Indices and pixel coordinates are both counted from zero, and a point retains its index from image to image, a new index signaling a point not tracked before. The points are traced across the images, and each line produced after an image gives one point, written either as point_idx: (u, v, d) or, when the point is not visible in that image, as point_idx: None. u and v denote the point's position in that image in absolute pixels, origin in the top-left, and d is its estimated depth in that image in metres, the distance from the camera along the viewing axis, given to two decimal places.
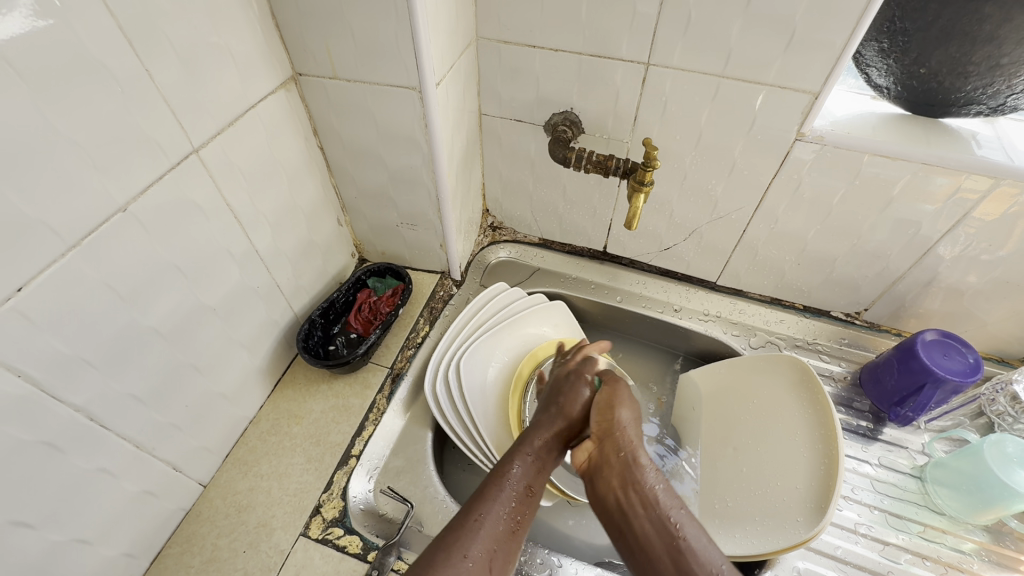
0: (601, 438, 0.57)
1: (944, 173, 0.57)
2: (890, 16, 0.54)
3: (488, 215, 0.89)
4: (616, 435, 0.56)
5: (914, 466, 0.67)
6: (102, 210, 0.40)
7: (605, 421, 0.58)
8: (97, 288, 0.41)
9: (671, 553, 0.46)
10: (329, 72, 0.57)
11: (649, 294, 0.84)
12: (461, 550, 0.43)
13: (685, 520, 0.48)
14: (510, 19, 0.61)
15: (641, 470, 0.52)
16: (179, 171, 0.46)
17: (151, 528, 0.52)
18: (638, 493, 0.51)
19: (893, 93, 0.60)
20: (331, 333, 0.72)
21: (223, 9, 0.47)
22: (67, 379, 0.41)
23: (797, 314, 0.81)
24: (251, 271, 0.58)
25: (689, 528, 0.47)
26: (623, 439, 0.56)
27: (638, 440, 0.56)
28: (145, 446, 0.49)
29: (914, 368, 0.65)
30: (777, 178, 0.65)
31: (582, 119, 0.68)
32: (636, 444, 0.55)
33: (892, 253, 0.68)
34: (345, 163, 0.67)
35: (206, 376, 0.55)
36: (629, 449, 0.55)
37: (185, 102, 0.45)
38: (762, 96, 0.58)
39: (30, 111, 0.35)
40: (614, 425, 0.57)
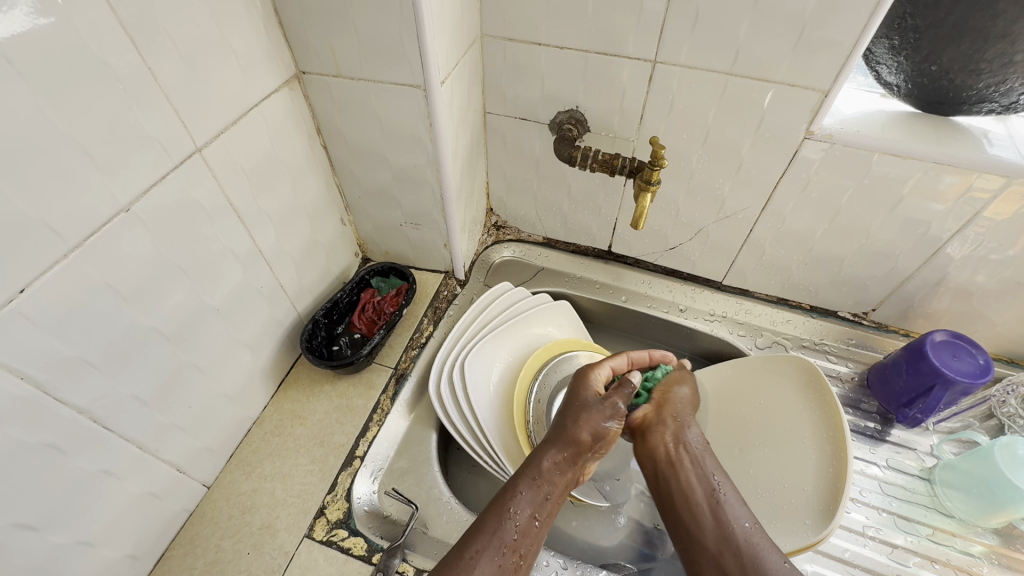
0: (657, 404, 0.59)
1: (955, 172, 0.57)
2: (901, 13, 0.54)
3: (492, 215, 0.89)
4: (673, 403, 0.59)
5: (923, 467, 0.67)
6: (105, 210, 0.40)
7: (663, 393, 0.60)
8: (99, 289, 0.41)
9: (712, 511, 0.49)
10: (332, 70, 0.56)
11: (655, 294, 0.83)
12: (501, 541, 0.45)
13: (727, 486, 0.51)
14: (515, 17, 0.61)
15: (691, 432, 0.56)
16: (181, 170, 0.45)
17: (154, 529, 0.52)
18: (680, 462, 0.53)
19: (903, 91, 0.60)
20: (334, 333, 0.71)
21: (226, 6, 0.46)
22: (69, 381, 0.40)
23: (804, 314, 0.80)
24: (255, 271, 0.58)
25: (730, 489, 0.50)
26: (679, 408, 0.58)
27: (688, 411, 0.58)
28: (148, 448, 0.49)
29: (923, 369, 0.64)
30: (784, 177, 0.64)
31: (588, 118, 0.68)
32: (684, 412, 0.58)
33: (901, 253, 0.67)
34: (349, 162, 0.66)
35: (209, 377, 0.54)
36: (682, 411, 0.58)
37: (187, 100, 0.44)
38: (770, 94, 0.57)
39: (32, 110, 0.34)
40: (667, 398, 0.60)
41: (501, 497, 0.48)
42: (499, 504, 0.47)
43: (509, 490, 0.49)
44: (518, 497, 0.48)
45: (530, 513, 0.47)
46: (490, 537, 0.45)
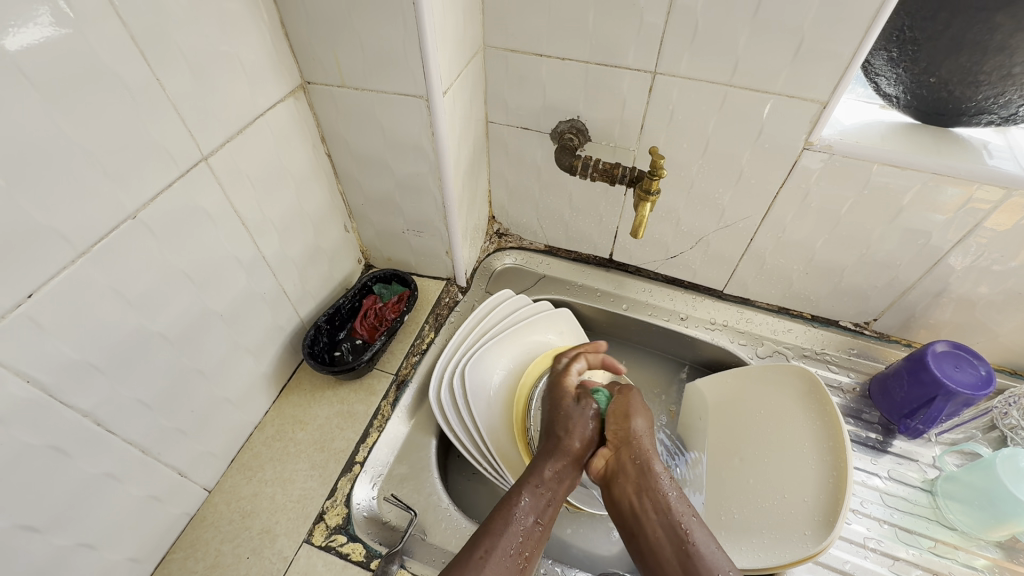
0: (616, 446, 0.59)
1: (955, 183, 0.57)
2: (899, 25, 0.54)
3: (494, 222, 0.89)
4: (631, 443, 0.58)
5: (925, 479, 0.66)
6: (112, 217, 0.41)
7: (621, 430, 0.60)
8: (105, 294, 0.41)
9: (681, 563, 0.48)
10: (337, 80, 0.57)
11: (655, 302, 0.83)
12: (507, 546, 0.47)
13: (700, 528, 0.51)
14: (518, 28, 0.62)
15: (655, 478, 0.55)
16: (188, 178, 0.46)
17: (156, 533, 0.53)
18: (653, 496, 0.54)
19: (903, 102, 0.60)
20: (336, 339, 0.72)
21: (234, 18, 0.47)
22: (73, 385, 0.41)
23: (805, 324, 0.80)
24: (258, 277, 0.58)
25: (700, 535, 0.50)
26: (637, 447, 0.58)
27: (654, 450, 0.58)
28: (150, 451, 0.49)
29: (925, 380, 0.64)
30: (784, 187, 0.65)
31: (589, 127, 0.68)
32: (651, 453, 0.57)
33: (902, 263, 0.67)
34: (353, 170, 0.67)
35: (211, 381, 0.55)
36: (637, 445, 0.58)
37: (195, 110, 0.45)
38: (769, 105, 0.58)
39: (43, 118, 0.35)
40: (636, 434, 0.59)
41: (508, 498, 0.52)
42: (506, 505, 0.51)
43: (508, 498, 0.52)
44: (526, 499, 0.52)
45: (534, 518, 0.51)
46: (506, 526, 0.49)
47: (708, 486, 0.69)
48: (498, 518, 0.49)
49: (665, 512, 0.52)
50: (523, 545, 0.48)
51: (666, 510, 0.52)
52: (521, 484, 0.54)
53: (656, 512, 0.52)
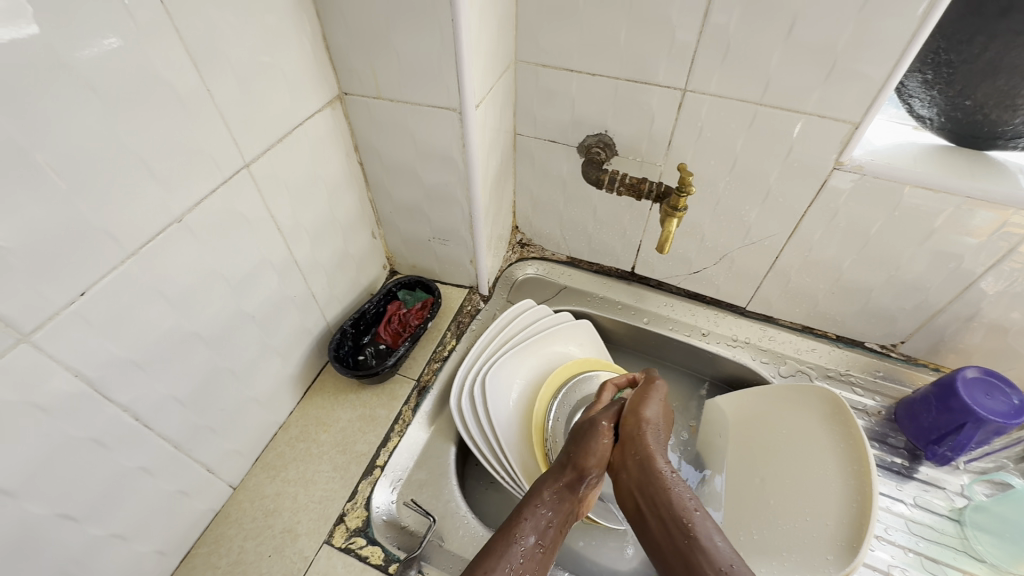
0: (624, 442, 0.57)
1: (989, 207, 0.56)
2: (935, 48, 0.54)
3: (517, 232, 0.90)
4: (635, 438, 0.56)
5: (952, 508, 0.65)
6: (160, 221, 0.42)
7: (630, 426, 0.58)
8: (150, 293, 0.43)
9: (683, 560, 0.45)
10: (373, 92, 0.59)
11: (677, 317, 0.83)
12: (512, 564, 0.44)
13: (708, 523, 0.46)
14: (550, 44, 0.63)
15: (657, 472, 0.51)
16: (230, 184, 0.48)
17: (182, 527, 0.54)
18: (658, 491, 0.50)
19: (936, 124, 0.59)
20: (360, 343, 0.73)
21: (279, 31, 0.49)
22: (115, 380, 0.42)
23: (829, 344, 0.79)
24: (290, 280, 0.60)
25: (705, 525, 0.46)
26: (639, 443, 0.55)
27: (657, 446, 0.55)
28: (182, 447, 0.51)
29: (954, 406, 0.63)
30: (813, 207, 0.64)
31: (616, 141, 0.69)
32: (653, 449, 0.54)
33: (932, 286, 0.66)
34: (383, 178, 0.69)
35: (241, 380, 0.56)
36: (641, 440, 0.55)
37: (239, 118, 0.47)
38: (800, 124, 0.58)
39: (102, 125, 0.37)
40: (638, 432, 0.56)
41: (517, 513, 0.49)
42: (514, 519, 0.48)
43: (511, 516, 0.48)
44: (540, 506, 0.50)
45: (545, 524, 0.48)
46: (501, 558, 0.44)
47: (727, 506, 0.68)
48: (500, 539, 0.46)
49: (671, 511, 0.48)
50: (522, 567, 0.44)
51: (670, 506, 0.48)
52: (521, 508, 0.50)
53: (658, 510, 0.49)
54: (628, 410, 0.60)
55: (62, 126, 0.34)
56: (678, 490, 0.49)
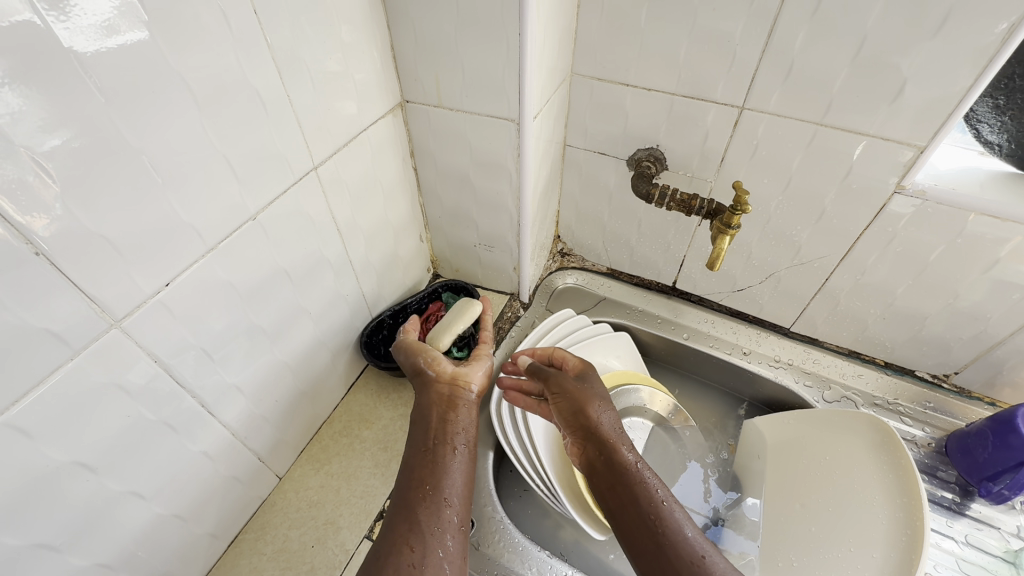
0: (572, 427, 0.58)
1: None
2: (1010, 73, 0.53)
3: (559, 242, 0.91)
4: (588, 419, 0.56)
5: (1007, 549, 0.62)
6: (237, 218, 0.45)
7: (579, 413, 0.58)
8: (224, 286, 0.45)
9: (646, 531, 0.48)
10: (433, 100, 0.61)
11: (718, 334, 0.82)
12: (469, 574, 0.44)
13: (678, 512, 0.49)
14: (607, 58, 0.64)
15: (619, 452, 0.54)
16: (299, 185, 0.50)
17: (233, 513, 0.56)
18: (627, 487, 0.51)
19: (1006, 151, 0.58)
20: (396, 335, 0.74)
21: (353, 40, 0.52)
22: (188, 368, 0.45)
23: (877, 370, 0.77)
24: (344, 279, 0.62)
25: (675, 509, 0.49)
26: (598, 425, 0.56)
27: (618, 436, 0.55)
28: (238, 434, 0.53)
29: (1013, 443, 0.60)
30: (869, 230, 0.63)
31: (667, 156, 0.69)
32: (615, 441, 0.54)
33: (993, 317, 0.64)
34: (435, 184, 0.71)
35: (295, 374, 0.58)
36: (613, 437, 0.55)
37: (313, 123, 0.49)
38: (862, 146, 0.57)
39: (197, 127, 0.39)
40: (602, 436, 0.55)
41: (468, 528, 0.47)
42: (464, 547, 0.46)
43: (424, 520, 0.45)
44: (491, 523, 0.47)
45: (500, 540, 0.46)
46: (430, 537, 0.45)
47: (765, 531, 0.67)
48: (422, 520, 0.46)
49: (643, 501, 0.50)
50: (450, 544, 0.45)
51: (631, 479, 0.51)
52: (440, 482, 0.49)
53: (634, 502, 0.50)
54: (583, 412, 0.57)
55: (163, 126, 0.37)
56: (649, 485, 0.51)
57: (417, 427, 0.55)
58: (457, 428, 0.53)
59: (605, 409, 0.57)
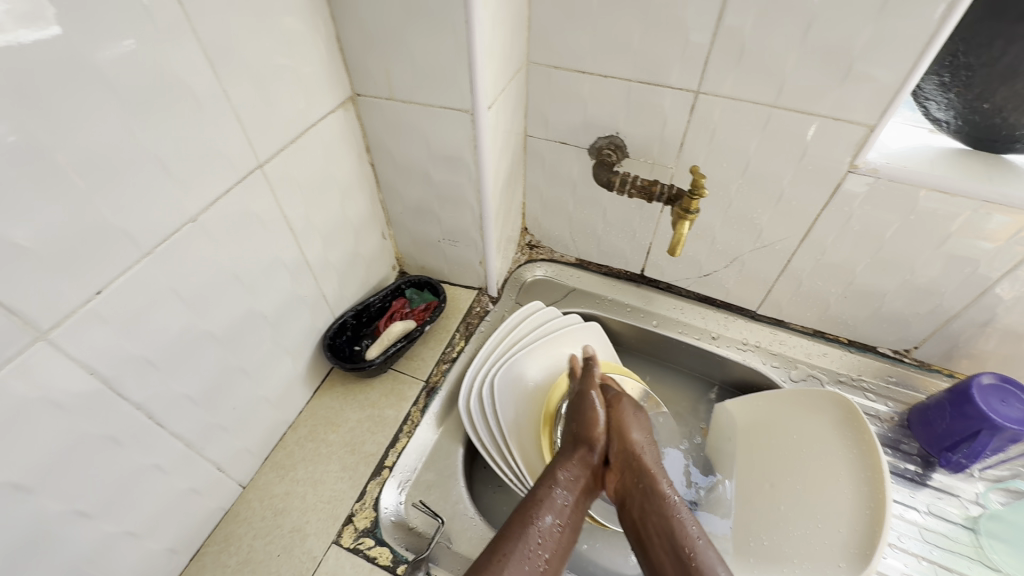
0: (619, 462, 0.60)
1: (1007, 211, 0.55)
2: (953, 51, 0.53)
3: (526, 234, 0.90)
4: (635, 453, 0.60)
5: (967, 516, 0.64)
6: (175, 221, 0.43)
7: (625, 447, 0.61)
8: (165, 292, 0.43)
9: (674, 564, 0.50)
10: (385, 93, 0.59)
11: (687, 320, 0.83)
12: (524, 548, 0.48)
13: (710, 552, 0.50)
14: (562, 45, 0.63)
15: (658, 487, 0.56)
16: (244, 184, 0.48)
17: (192, 526, 0.54)
18: (662, 516, 0.53)
19: (953, 127, 0.59)
20: (360, 334, 0.73)
21: (295, 32, 0.50)
22: (130, 379, 0.43)
23: (841, 349, 0.78)
24: (301, 280, 0.60)
25: (707, 548, 0.50)
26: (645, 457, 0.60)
27: (657, 470, 0.59)
28: (194, 445, 0.51)
29: (969, 413, 0.62)
30: (825, 210, 0.64)
31: (627, 144, 0.69)
32: (654, 473, 0.58)
33: (947, 291, 0.65)
34: (394, 179, 0.69)
35: (253, 381, 0.57)
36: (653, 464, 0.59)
37: (254, 120, 0.48)
38: (814, 127, 0.57)
39: (121, 126, 0.37)
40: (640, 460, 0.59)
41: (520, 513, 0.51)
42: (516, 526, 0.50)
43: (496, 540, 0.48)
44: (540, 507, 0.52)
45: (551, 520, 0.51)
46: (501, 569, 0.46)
47: (737, 513, 0.67)
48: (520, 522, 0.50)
49: (676, 534, 0.51)
50: (542, 548, 0.49)
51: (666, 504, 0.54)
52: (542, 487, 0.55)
53: (668, 535, 0.52)
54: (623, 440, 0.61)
55: (84, 127, 0.35)
56: (683, 518, 0.53)
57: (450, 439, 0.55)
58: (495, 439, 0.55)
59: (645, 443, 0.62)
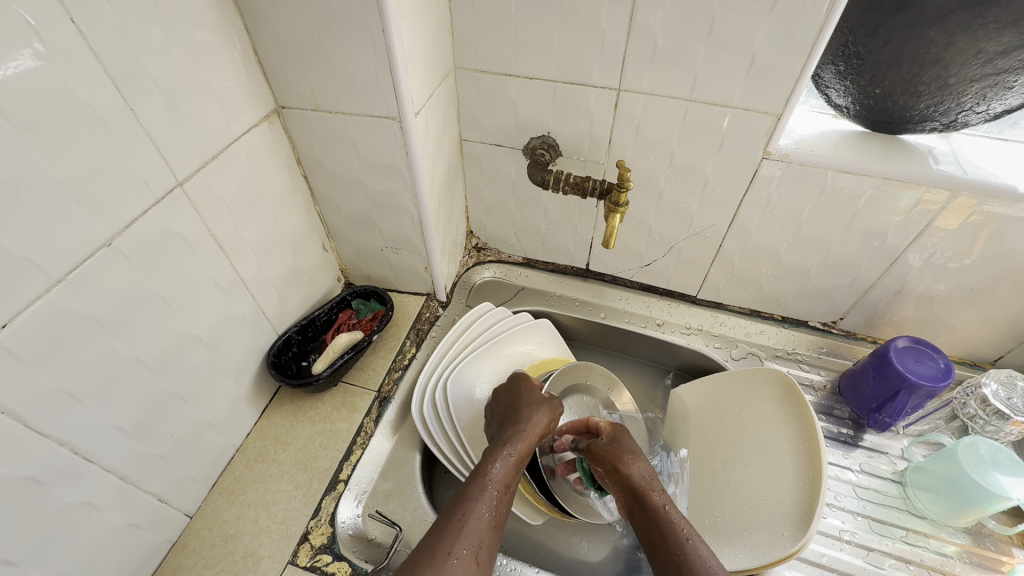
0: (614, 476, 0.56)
1: (907, 186, 0.60)
2: (844, 41, 0.57)
3: (472, 237, 0.91)
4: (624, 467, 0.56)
5: (895, 471, 0.69)
6: (88, 247, 0.41)
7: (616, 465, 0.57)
8: (81, 321, 0.42)
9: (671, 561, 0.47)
10: (310, 104, 0.59)
11: (633, 309, 0.86)
12: (479, 512, 0.46)
13: (701, 546, 0.47)
14: (486, 50, 0.64)
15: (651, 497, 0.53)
16: (163, 205, 0.47)
17: (134, 562, 0.52)
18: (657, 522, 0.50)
19: (853, 111, 0.63)
20: (307, 349, 0.72)
21: (207, 47, 0.49)
22: (51, 414, 0.41)
23: (776, 325, 0.83)
24: (237, 299, 0.59)
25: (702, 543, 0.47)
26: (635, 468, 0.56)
27: (650, 483, 0.54)
28: (129, 478, 0.49)
29: (889, 374, 0.66)
30: (747, 195, 0.68)
31: (559, 142, 0.70)
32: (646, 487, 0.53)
33: (862, 264, 0.70)
34: (329, 190, 0.69)
35: (192, 407, 0.55)
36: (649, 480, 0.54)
37: (168, 138, 0.46)
38: (728, 118, 0.61)
39: (17, 152, 0.36)
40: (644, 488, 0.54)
41: (475, 477, 0.50)
42: (469, 489, 0.48)
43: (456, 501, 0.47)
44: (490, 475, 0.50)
45: (503, 491, 0.50)
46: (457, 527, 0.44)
47: (693, 492, 0.70)
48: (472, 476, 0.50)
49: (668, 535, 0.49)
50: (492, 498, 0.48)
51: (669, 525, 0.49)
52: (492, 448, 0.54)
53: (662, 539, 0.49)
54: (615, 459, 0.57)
55: None
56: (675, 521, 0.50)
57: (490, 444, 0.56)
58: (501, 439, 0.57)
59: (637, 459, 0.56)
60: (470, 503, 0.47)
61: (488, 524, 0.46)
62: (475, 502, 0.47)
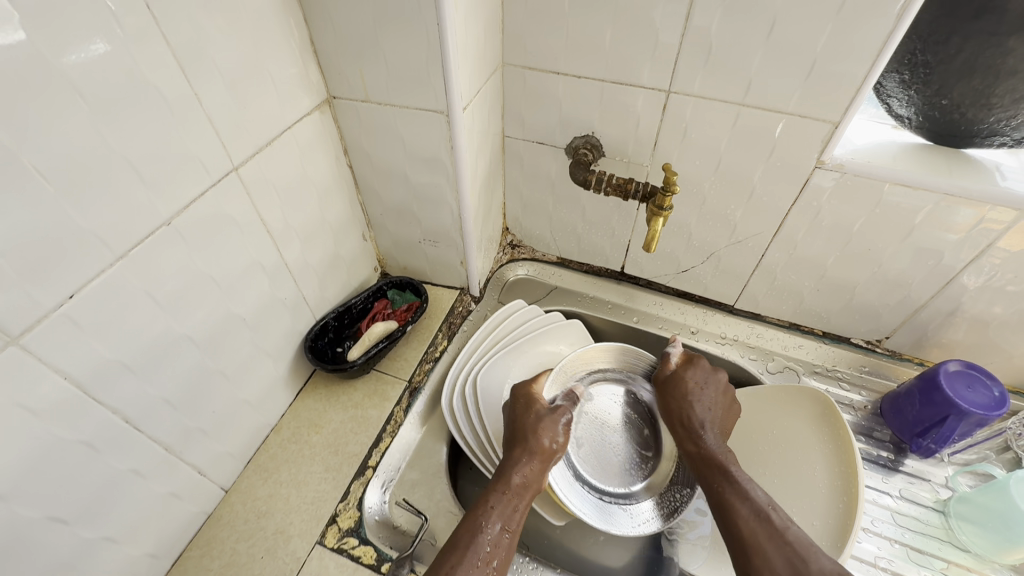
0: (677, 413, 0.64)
1: (968, 204, 0.57)
2: (911, 49, 0.55)
3: (508, 234, 0.91)
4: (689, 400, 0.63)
5: (937, 500, 0.66)
6: (148, 224, 0.43)
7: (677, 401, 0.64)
8: (139, 296, 0.43)
9: (757, 523, 0.49)
10: (361, 95, 0.60)
11: (667, 315, 0.84)
12: (475, 557, 0.48)
13: (756, 490, 0.52)
14: (537, 47, 0.64)
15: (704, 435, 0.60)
16: (218, 187, 0.48)
17: (174, 530, 0.54)
18: (726, 479, 0.55)
19: (915, 123, 0.61)
20: (341, 336, 0.73)
21: (268, 36, 0.50)
22: (106, 383, 0.43)
23: (816, 340, 0.80)
24: (281, 283, 0.61)
25: (758, 490, 0.52)
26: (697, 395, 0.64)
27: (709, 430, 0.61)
28: (173, 449, 0.51)
29: (937, 399, 0.64)
30: (795, 206, 0.66)
31: (603, 142, 0.70)
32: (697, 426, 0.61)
33: (914, 282, 0.67)
34: (373, 180, 0.70)
35: (234, 384, 0.57)
36: (692, 405, 0.63)
37: (227, 122, 0.48)
38: (782, 124, 0.59)
39: (90, 130, 0.37)
40: (685, 408, 0.63)
41: (467, 528, 0.50)
42: (460, 537, 0.49)
43: (447, 554, 0.48)
44: (489, 511, 0.52)
45: (501, 526, 0.51)
46: None
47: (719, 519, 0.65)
48: (465, 528, 0.50)
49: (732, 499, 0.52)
50: (490, 554, 0.49)
51: (719, 461, 0.57)
52: (493, 491, 0.54)
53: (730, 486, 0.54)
54: (676, 401, 0.64)
55: (54, 132, 0.35)
56: (748, 486, 0.53)
57: (500, 475, 0.55)
58: (511, 471, 0.55)
59: (705, 408, 0.63)
60: (466, 556, 0.48)
61: (484, 566, 0.48)
62: (466, 551, 0.48)
